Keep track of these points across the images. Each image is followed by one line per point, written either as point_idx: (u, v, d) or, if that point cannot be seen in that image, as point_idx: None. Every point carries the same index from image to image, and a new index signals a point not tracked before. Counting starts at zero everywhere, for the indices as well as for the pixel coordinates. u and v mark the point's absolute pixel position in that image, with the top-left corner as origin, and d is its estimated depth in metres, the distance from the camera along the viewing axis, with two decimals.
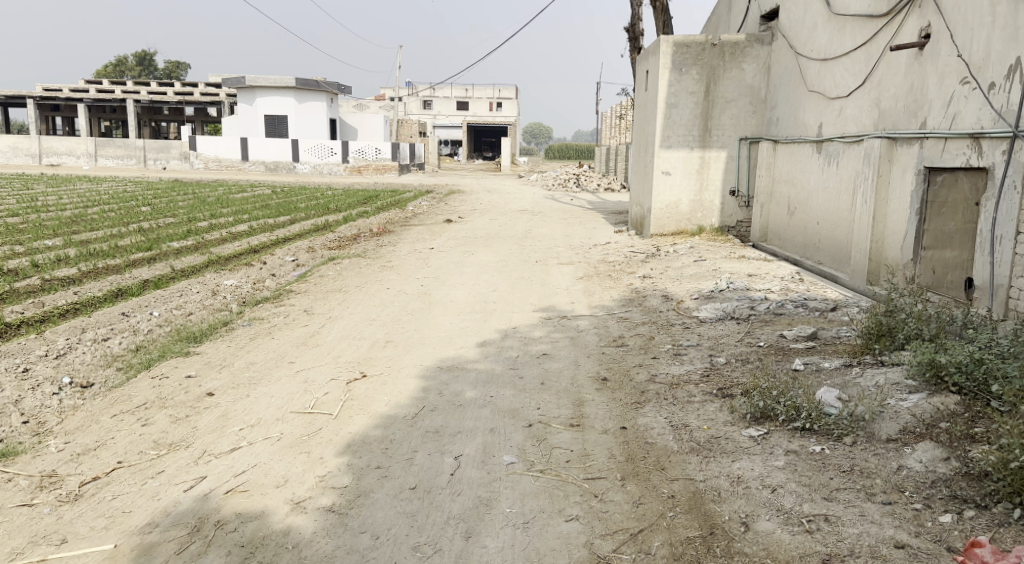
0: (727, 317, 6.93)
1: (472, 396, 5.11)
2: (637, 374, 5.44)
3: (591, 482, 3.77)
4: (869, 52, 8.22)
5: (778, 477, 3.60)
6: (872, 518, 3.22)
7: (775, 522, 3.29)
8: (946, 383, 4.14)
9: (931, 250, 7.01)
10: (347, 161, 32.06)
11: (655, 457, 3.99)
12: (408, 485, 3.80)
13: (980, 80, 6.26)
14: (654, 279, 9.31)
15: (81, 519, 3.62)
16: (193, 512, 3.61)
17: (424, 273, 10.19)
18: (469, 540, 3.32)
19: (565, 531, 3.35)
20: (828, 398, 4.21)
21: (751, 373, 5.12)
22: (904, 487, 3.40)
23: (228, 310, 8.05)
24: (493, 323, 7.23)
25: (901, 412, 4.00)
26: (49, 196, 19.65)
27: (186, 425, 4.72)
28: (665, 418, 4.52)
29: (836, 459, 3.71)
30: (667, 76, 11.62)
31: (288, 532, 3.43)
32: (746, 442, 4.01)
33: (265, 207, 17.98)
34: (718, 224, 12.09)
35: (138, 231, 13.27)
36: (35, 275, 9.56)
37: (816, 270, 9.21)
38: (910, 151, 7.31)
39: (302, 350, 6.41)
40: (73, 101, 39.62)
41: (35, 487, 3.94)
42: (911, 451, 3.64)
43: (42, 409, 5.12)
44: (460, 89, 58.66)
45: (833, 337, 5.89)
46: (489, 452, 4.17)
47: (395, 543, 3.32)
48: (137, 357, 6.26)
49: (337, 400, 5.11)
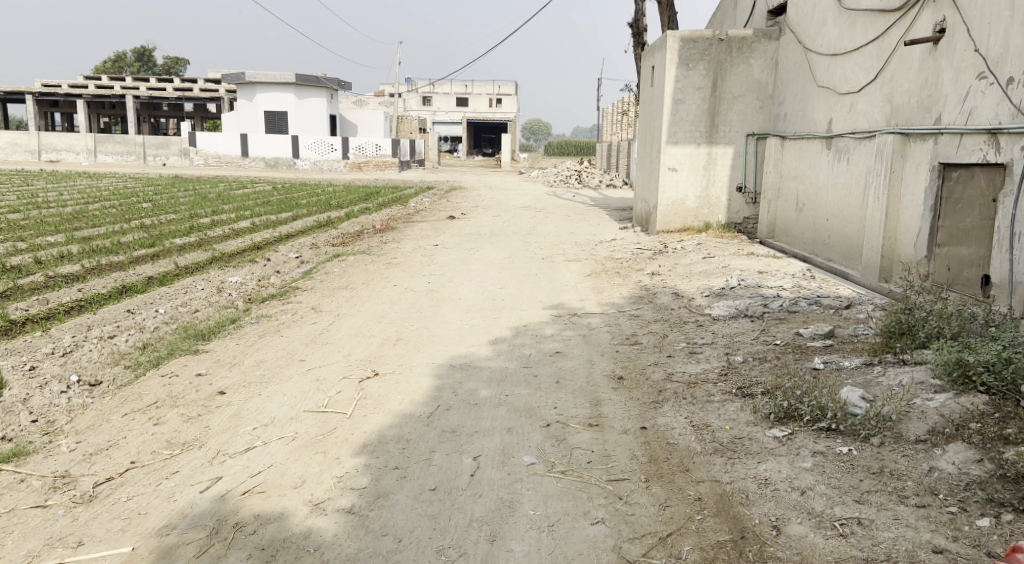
0: (740, 314, 6.86)
1: (486, 395, 5.04)
2: (653, 374, 5.37)
3: (615, 483, 3.70)
4: (880, 47, 8.14)
5: (806, 479, 3.54)
6: (908, 522, 3.16)
7: (808, 526, 3.23)
8: (973, 382, 4.07)
9: (946, 247, 6.94)
10: (347, 157, 31.91)
11: (679, 458, 3.93)
12: (428, 486, 3.73)
13: (998, 75, 6.19)
14: (662, 276, 9.25)
15: (97, 521, 3.56)
16: (211, 514, 3.55)
17: (430, 270, 10.14)
18: (494, 543, 3.26)
19: (591, 534, 3.29)
20: (852, 398, 4.16)
21: (770, 372, 5.05)
22: (937, 489, 3.34)
23: (233, 307, 7.98)
24: (502, 321, 7.16)
25: (929, 412, 3.94)
26: (50, 191, 19.55)
27: (199, 424, 4.65)
28: (685, 418, 4.46)
29: (864, 460, 3.66)
30: (674, 71, 11.53)
31: (309, 535, 3.36)
32: (771, 443, 3.95)
33: (266, 203, 17.90)
34: (725, 221, 12.03)
35: (139, 228, 13.16)
36: (37, 272, 9.46)
37: (827, 266, 9.14)
38: (924, 147, 7.23)
39: (312, 348, 6.34)
40: (73, 97, 39.50)
41: (48, 488, 3.88)
42: (943, 452, 3.59)
43: (51, 408, 5.05)
44: (460, 85, 58.43)
45: (849, 335, 5.83)
46: (509, 452, 4.10)
47: (418, 546, 3.25)
48: (145, 355, 6.20)
49: (351, 399, 5.04)
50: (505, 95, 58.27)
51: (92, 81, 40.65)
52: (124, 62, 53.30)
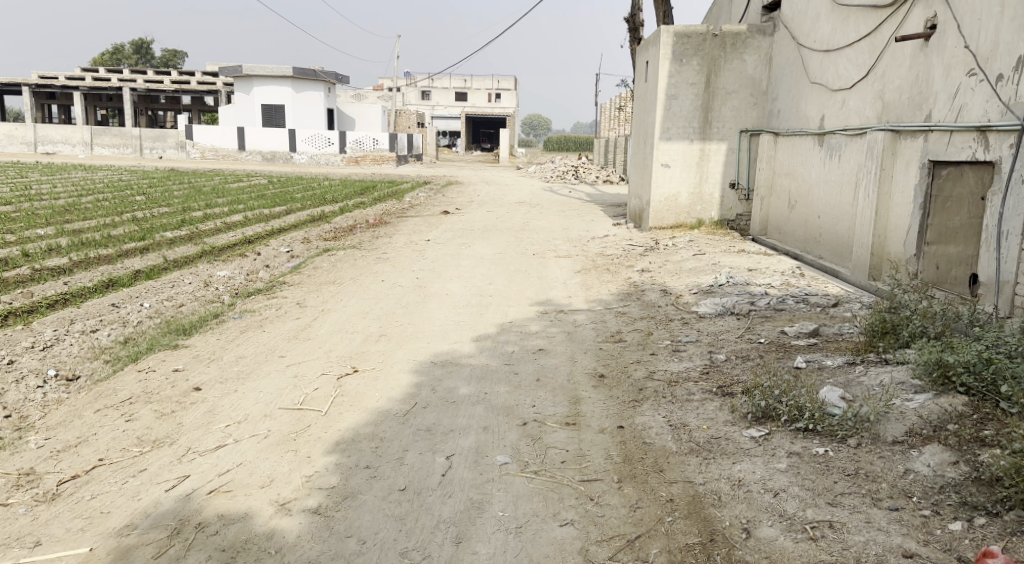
0: (727, 312, 6.79)
1: (465, 393, 4.98)
2: (635, 372, 5.31)
3: (587, 484, 3.64)
4: (872, 43, 8.07)
5: (780, 481, 3.48)
6: (879, 524, 3.11)
7: (778, 528, 3.17)
8: (953, 383, 4.01)
9: (935, 245, 6.87)
10: (345, 151, 31.82)
11: (654, 458, 3.87)
12: (397, 487, 3.67)
13: (988, 72, 6.12)
14: (652, 272, 9.18)
15: (57, 520, 3.50)
16: (174, 514, 3.49)
17: (421, 265, 10.07)
18: (460, 546, 3.20)
19: (559, 537, 3.23)
20: (831, 398, 4.10)
21: (752, 371, 4.99)
22: (911, 492, 3.29)
23: (219, 302, 7.91)
24: (488, 317, 7.09)
25: (907, 413, 3.87)
26: (42, 183, 19.46)
27: (172, 421, 4.59)
28: (664, 417, 4.40)
29: (839, 462, 3.60)
30: (667, 66, 11.43)
31: (272, 536, 3.30)
32: (746, 443, 3.89)
33: (260, 197, 17.82)
34: (717, 218, 11.95)
35: (131, 221, 13.07)
36: (24, 265, 9.37)
37: (817, 264, 9.08)
38: (914, 144, 7.15)
39: (293, 344, 6.27)
40: (70, 88, 39.37)
41: (11, 486, 3.81)
42: (919, 454, 3.53)
43: (25, 403, 4.99)
44: (460, 80, 58.27)
45: (835, 334, 5.78)
46: (483, 452, 4.04)
47: (382, 548, 3.20)
48: (125, 349, 6.13)
49: (328, 395, 4.99)
50: (505, 91, 58.27)
51: (89, 73, 40.52)
52: (123, 53, 53.29)
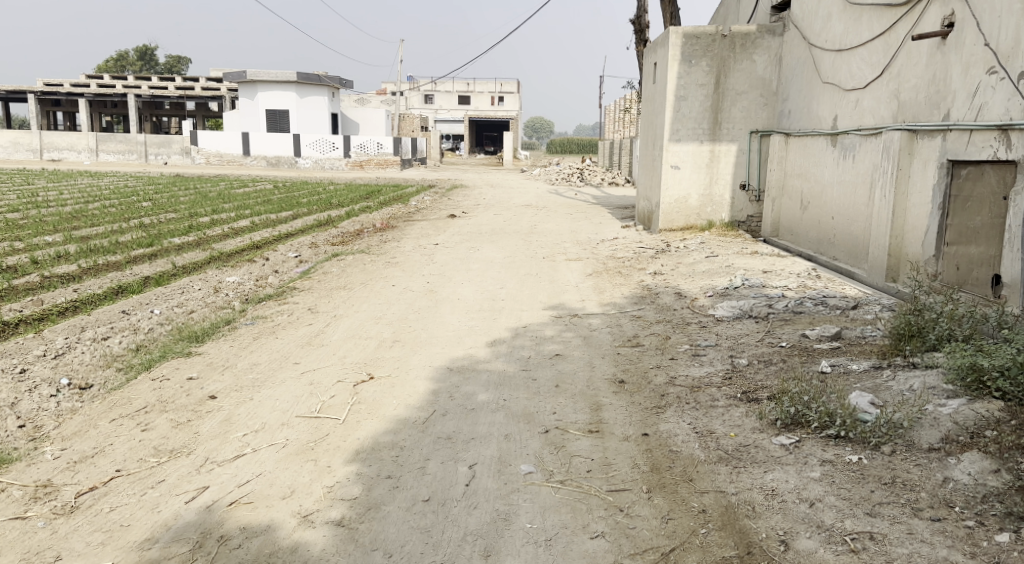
0: (745, 315, 6.71)
1: (484, 400, 4.90)
2: (655, 377, 5.22)
3: (616, 494, 3.56)
4: (886, 42, 7.99)
5: (815, 491, 3.41)
6: (922, 536, 3.03)
7: (817, 540, 3.10)
8: (988, 388, 3.93)
9: (955, 246, 6.77)
10: (349, 156, 31.76)
11: (681, 467, 3.78)
12: (421, 497, 3.59)
13: (1008, 70, 6.03)
14: (665, 276, 9.08)
15: (76, 533, 3.43)
16: (196, 526, 3.42)
17: (430, 269, 9.98)
18: (489, 559, 3.13)
19: (590, 550, 3.15)
20: (862, 405, 4.03)
21: (777, 376, 4.91)
22: (953, 502, 3.20)
23: (230, 308, 7.85)
24: (502, 323, 7.00)
25: (941, 419, 3.79)
26: (49, 191, 19.37)
27: (188, 430, 4.52)
28: (689, 423, 4.32)
29: (874, 470, 3.52)
30: (677, 67, 11.34)
31: (296, 549, 3.23)
32: (777, 451, 3.81)
33: (266, 202, 17.76)
34: (728, 219, 11.85)
35: (138, 227, 13.02)
36: (32, 273, 9.31)
37: (832, 265, 8.98)
38: (931, 143, 7.05)
39: (307, 351, 6.19)
40: (74, 96, 39.43)
41: (29, 499, 3.75)
42: (957, 462, 3.44)
43: (39, 412, 4.92)
44: (463, 83, 58.41)
45: (857, 337, 5.69)
46: (506, 461, 3.96)
47: (409, 561, 3.13)
48: (138, 357, 6.06)
49: (345, 403, 4.90)
50: (507, 93, 58.30)
51: (93, 80, 40.57)
52: (125, 60, 53.46)
